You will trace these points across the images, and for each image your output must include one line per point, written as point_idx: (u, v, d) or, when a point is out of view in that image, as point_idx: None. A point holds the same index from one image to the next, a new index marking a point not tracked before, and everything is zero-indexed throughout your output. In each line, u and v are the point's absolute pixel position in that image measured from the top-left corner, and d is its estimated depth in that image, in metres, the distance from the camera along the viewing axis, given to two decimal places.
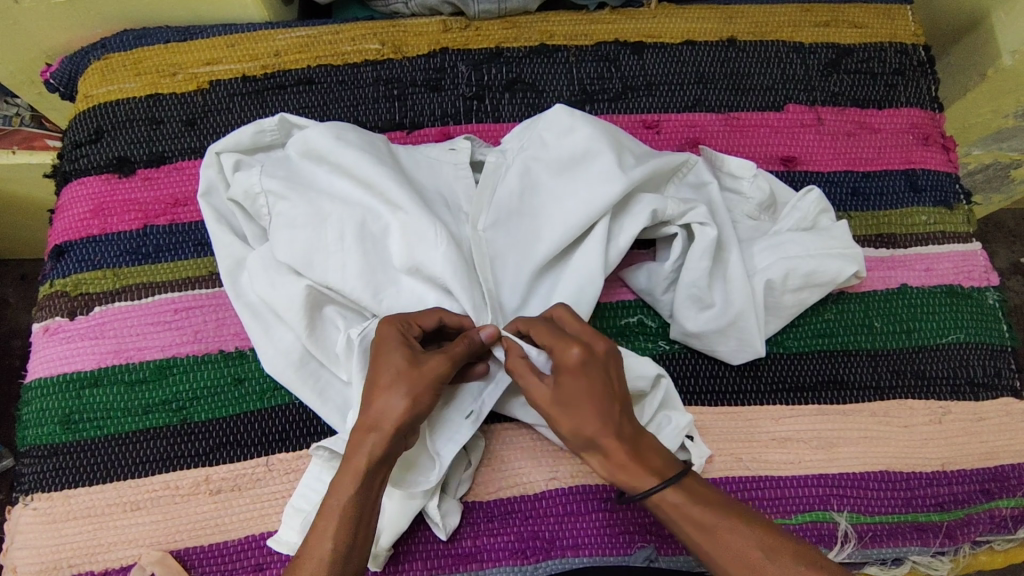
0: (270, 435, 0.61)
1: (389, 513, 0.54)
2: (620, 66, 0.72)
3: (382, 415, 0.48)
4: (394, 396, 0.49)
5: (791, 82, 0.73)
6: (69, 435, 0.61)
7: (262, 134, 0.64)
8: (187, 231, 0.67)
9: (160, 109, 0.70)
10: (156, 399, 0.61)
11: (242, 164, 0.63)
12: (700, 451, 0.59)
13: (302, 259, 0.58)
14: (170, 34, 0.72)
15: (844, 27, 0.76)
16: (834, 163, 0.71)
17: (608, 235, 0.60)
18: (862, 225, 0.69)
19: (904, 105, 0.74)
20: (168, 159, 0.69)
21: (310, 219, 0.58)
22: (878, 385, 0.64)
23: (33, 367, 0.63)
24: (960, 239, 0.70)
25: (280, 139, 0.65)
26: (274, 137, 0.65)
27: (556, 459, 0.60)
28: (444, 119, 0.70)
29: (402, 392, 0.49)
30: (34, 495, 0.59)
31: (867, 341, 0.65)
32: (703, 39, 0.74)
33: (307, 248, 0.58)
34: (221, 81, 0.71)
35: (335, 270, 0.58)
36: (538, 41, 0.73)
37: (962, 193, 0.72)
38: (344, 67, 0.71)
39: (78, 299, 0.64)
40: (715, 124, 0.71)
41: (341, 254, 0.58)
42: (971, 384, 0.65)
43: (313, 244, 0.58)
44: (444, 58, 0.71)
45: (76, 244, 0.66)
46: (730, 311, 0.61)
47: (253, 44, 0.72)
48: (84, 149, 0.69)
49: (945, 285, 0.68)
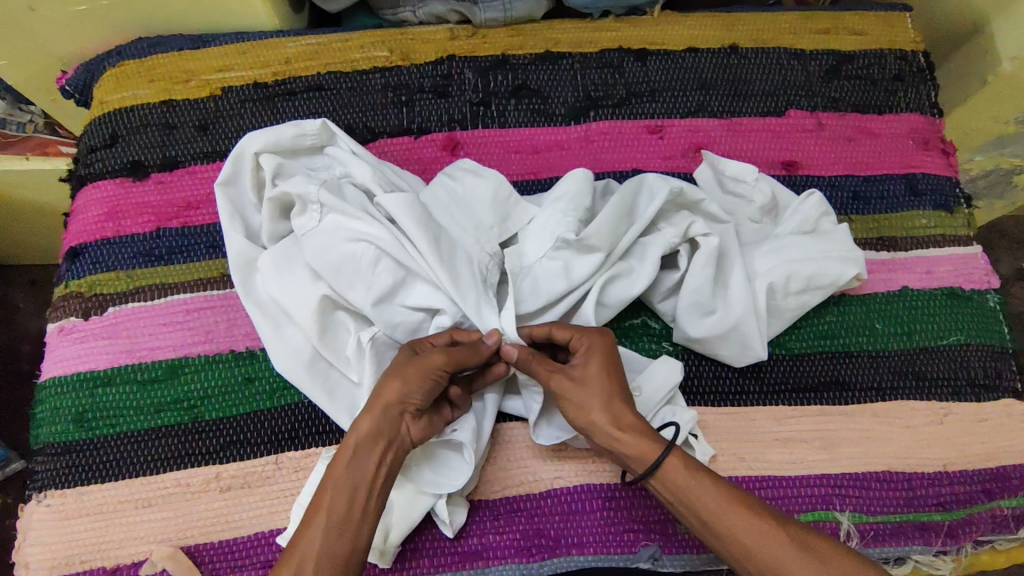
0: (281, 433, 0.62)
1: (398, 506, 0.55)
2: (624, 72, 0.74)
3: (375, 401, 0.52)
4: (390, 384, 0.52)
5: (791, 88, 0.74)
6: (83, 433, 0.62)
7: (301, 137, 0.65)
8: (200, 233, 0.68)
9: (173, 115, 0.71)
10: (167, 397, 0.63)
11: (279, 167, 0.64)
12: (703, 449, 0.60)
13: (336, 267, 0.59)
14: (184, 42, 0.74)
15: (844, 34, 0.77)
16: (835, 167, 0.72)
17: (624, 265, 0.61)
18: (862, 228, 0.70)
19: (905, 110, 0.75)
20: (180, 164, 0.70)
21: (348, 237, 0.59)
22: (880, 387, 0.65)
23: (47, 366, 0.65)
24: (961, 242, 0.71)
25: (318, 145, 0.66)
26: (313, 142, 0.65)
27: (561, 459, 0.61)
28: (451, 125, 0.71)
29: (398, 380, 0.52)
30: (47, 492, 0.60)
31: (868, 343, 0.66)
32: (705, 47, 0.75)
33: (339, 258, 0.59)
34: (233, 87, 0.72)
35: (348, 282, 0.59)
36: (543, 48, 0.74)
37: (962, 197, 0.73)
38: (353, 74, 0.73)
39: (92, 300, 0.65)
40: (717, 129, 0.73)
41: (375, 269, 0.58)
42: (971, 386, 0.66)
43: (351, 257, 0.58)
44: (451, 65, 0.73)
45: (90, 246, 0.67)
46: (732, 327, 0.61)
47: (264, 52, 0.73)
48: (99, 154, 0.70)
49: (945, 288, 0.69)
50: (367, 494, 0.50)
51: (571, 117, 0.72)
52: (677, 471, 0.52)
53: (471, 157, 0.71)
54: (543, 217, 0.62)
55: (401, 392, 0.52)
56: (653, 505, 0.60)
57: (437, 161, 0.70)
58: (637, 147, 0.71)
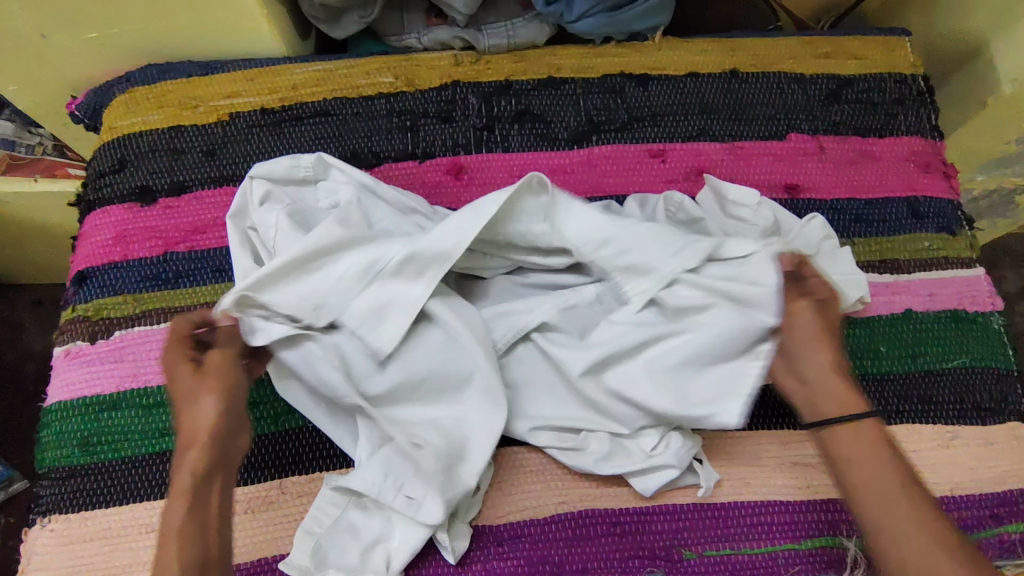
0: (285, 457, 0.62)
1: (397, 535, 0.55)
2: (626, 96, 0.74)
3: (195, 425, 0.53)
4: (202, 404, 0.53)
5: (792, 112, 0.75)
6: (88, 457, 0.62)
7: (297, 168, 0.66)
8: (207, 257, 0.68)
9: (181, 140, 0.72)
10: (172, 421, 0.63)
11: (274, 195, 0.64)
12: (707, 475, 0.60)
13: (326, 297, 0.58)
14: (192, 69, 0.75)
15: (845, 58, 0.78)
16: (837, 191, 0.73)
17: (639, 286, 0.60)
18: (865, 251, 0.70)
19: (905, 133, 0.76)
20: (188, 188, 0.71)
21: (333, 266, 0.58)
22: (885, 411, 0.65)
23: (53, 390, 0.65)
24: (964, 264, 0.71)
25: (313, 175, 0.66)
26: (307, 173, 0.66)
27: (566, 484, 0.61)
28: (455, 150, 0.72)
29: (210, 399, 0.53)
30: (51, 516, 0.60)
31: (873, 367, 0.66)
32: (706, 72, 0.76)
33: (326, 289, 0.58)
34: (240, 113, 0.73)
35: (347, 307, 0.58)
36: (546, 74, 0.75)
37: (964, 219, 0.73)
38: (359, 99, 0.74)
39: (99, 323, 0.66)
40: (719, 153, 0.73)
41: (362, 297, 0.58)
42: (977, 409, 0.66)
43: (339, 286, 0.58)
44: (455, 90, 0.74)
45: (98, 270, 0.68)
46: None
47: (271, 78, 0.74)
48: (108, 179, 0.71)
49: (949, 310, 0.69)
50: (210, 513, 0.50)
51: (574, 142, 0.73)
52: (860, 445, 0.53)
53: (475, 181, 0.71)
54: (543, 238, 0.61)
55: (209, 410, 0.53)
56: (658, 530, 0.59)
57: (442, 185, 0.71)
58: (639, 170, 0.72)
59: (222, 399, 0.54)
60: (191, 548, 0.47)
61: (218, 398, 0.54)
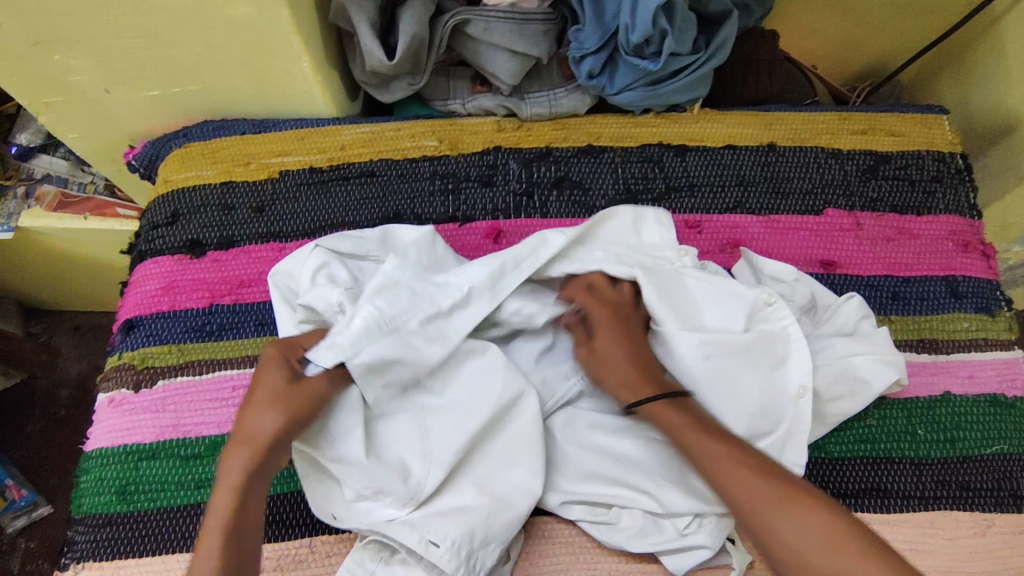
0: (316, 516, 0.62)
1: None
2: (664, 166, 0.76)
3: (253, 433, 0.53)
4: (265, 415, 0.53)
5: (829, 187, 0.76)
6: (124, 506, 0.63)
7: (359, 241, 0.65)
8: (250, 311, 0.70)
9: (232, 196, 0.75)
10: (208, 473, 0.64)
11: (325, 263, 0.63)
12: (740, 557, 0.59)
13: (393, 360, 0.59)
14: (246, 127, 0.78)
15: (882, 135, 0.79)
16: (874, 268, 0.73)
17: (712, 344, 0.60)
18: (902, 330, 0.70)
19: (944, 212, 0.76)
20: (236, 243, 0.73)
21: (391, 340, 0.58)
22: (923, 496, 0.64)
23: (95, 435, 0.67)
24: (1003, 346, 0.70)
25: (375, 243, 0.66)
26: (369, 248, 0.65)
27: (594, 557, 0.60)
28: (495, 214, 0.74)
29: (274, 411, 0.53)
30: (84, 563, 0.61)
31: (910, 450, 0.65)
32: (744, 144, 0.77)
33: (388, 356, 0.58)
34: (290, 171, 0.76)
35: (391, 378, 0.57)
36: (586, 142, 0.77)
37: (1003, 300, 0.73)
38: (403, 161, 0.76)
39: (143, 372, 0.68)
40: (756, 225, 0.74)
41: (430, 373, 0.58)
42: (1016, 497, 0.64)
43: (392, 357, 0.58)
44: (497, 155, 0.76)
45: (145, 319, 0.70)
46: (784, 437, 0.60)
47: (321, 139, 0.77)
48: (160, 231, 0.74)
49: (988, 394, 0.68)
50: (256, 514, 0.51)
51: None
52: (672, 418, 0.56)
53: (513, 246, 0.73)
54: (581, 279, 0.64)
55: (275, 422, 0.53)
56: None
57: (480, 249, 0.73)
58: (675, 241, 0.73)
59: (293, 414, 0.53)
60: (229, 552, 0.48)
61: (287, 411, 0.53)
